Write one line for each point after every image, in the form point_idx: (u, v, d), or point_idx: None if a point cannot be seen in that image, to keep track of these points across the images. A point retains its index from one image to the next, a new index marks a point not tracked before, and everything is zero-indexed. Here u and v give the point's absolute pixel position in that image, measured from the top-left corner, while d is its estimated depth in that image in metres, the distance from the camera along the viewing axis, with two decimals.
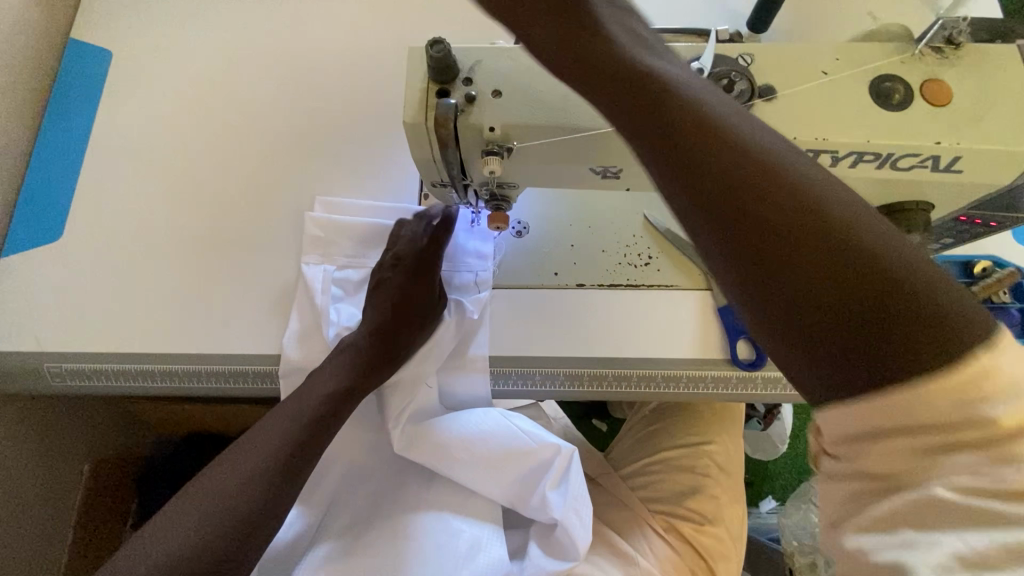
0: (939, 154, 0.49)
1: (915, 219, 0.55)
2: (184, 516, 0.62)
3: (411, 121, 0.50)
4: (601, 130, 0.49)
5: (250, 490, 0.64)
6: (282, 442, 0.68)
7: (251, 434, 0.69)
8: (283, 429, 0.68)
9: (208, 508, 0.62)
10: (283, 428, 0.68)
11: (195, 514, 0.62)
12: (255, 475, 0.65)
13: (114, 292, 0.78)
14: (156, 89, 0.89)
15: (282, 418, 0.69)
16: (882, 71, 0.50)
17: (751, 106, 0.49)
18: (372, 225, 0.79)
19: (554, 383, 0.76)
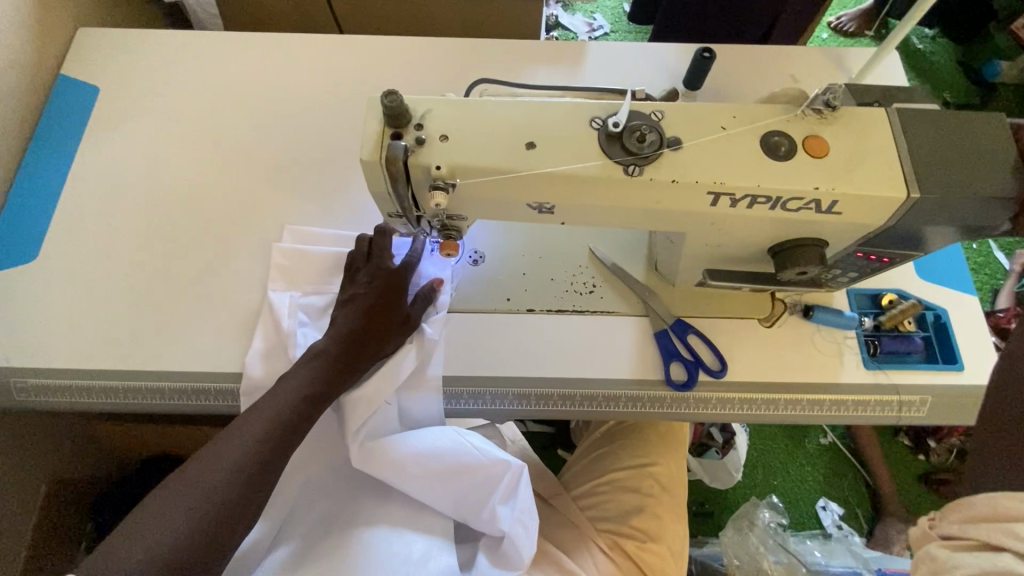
0: (818, 198, 0.58)
1: (810, 254, 0.66)
2: (160, 515, 0.59)
3: (368, 160, 0.57)
4: (533, 171, 0.57)
5: (230, 488, 0.62)
6: (253, 443, 0.65)
7: (226, 432, 0.66)
8: (254, 431, 0.66)
9: (186, 506, 0.60)
10: (254, 431, 0.66)
11: (170, 513, 0.59)
12: (235, 471, 0.63)
13: (86, 311, 0.82)
14: (140, 122, 0.95)
15: (260, 415, 0.67)
16: (772, 128, 0.60)
17: (661, 153, 0.57)
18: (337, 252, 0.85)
19: (503, 402, 0.81)
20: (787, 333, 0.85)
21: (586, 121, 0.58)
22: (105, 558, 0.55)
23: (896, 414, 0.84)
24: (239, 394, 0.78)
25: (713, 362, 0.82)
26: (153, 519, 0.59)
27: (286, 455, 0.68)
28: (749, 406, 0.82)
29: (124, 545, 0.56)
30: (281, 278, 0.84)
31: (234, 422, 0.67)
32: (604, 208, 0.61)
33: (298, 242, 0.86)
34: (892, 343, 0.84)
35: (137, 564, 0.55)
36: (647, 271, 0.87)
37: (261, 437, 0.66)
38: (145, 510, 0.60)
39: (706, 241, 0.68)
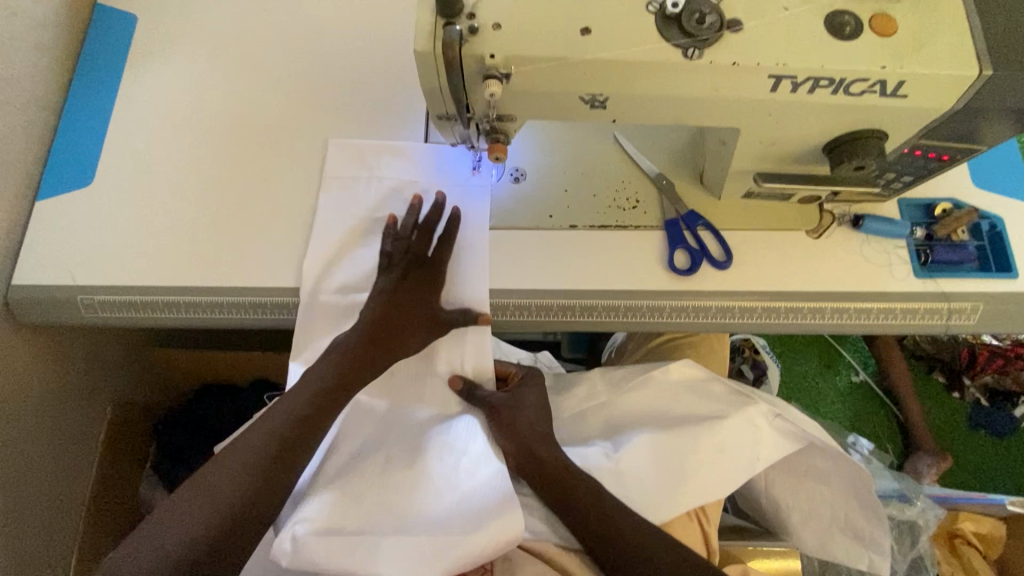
0: (884, 78, 0.56)
1: (868, 146, 0.63)
2: (184, 514, 0.68)
3: (421, 50, 0.56)
4: (589, 57, 0.56)
5: (256, 497, 0.70)
6: (223, 487, 0.69)
7: (218, 463, 0.72)
8: (232, 468, 0.71)
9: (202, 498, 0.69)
10: (231, 468, 0.71)
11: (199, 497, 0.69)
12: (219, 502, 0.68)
13: (143, 232, 0.85)
14: (180, 49, 0.95)
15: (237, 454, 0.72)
16: (836, 7, 0.57)
17: (720, 35, 0.56)
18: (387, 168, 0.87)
19: (548, 313, 0.82)
20: (835, 243, 0.84)
21: (643, 4, 0.57)
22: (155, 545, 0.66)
23: (944, 322, 0.82)
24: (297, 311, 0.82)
25: (719, 255, 0.83)
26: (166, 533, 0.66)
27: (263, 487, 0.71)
28: (794, 316, 0.82)
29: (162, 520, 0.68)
30: (332, 197, 0.86)
31: (222, 455, 0.72)
32: (659, 99, 0.60)
33: (346, 153, 0.88)
34: (945, 252, 0.82)
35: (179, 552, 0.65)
36: (690, 185, 0.86)
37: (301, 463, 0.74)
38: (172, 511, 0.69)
39: (759, 137, 0.67)
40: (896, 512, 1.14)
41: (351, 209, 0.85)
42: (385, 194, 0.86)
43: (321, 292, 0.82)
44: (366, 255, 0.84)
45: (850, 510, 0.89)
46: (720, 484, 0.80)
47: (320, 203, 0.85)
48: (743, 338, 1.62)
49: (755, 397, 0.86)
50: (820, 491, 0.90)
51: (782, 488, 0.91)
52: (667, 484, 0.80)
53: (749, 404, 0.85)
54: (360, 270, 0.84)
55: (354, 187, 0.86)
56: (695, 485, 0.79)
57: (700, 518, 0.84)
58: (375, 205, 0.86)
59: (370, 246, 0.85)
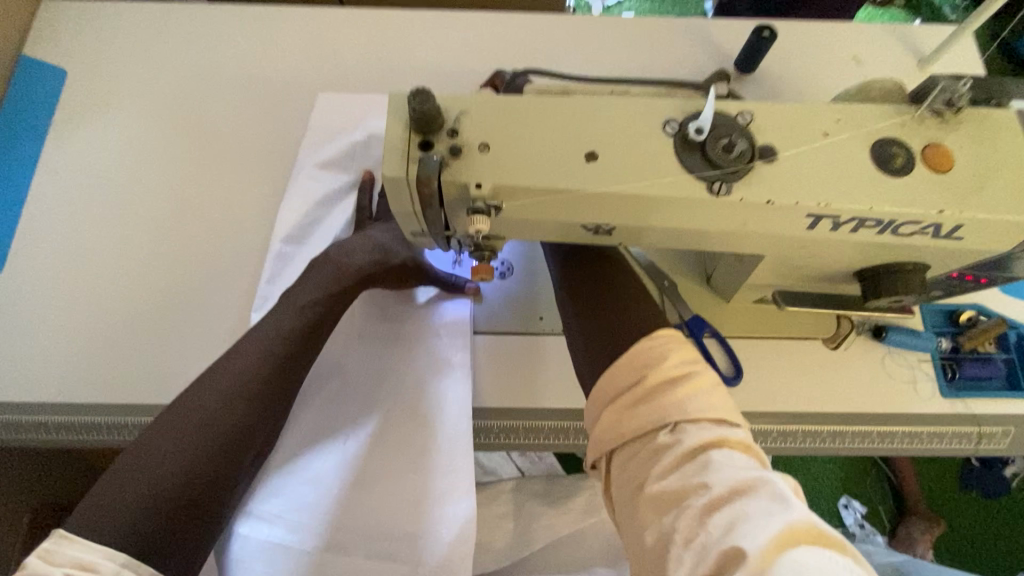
0: (940, 222, 0.47)
1: (910, 281, 0.55)
2: (167, 434, 0.54)
3: (391, 175, 0.46)
4: (594, 189, 0.46)
5: (257, 423, 0.59)
6: (219, 404, 0.57)
7: (206, 379, 0.59)
8: (229, 385, 0.58)
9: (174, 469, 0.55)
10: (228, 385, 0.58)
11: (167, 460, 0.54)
12: (216, 417, 0.56)
13: (61, 334, 0.72)
14: (120, 116, 0.84)
15: (235, 367, 0.60)
16: (882, 134, 0.48)
17: (751, 168, 0.47)
18: (372, 122, 0.83)
19: (539, 436, 0.72)
20: (855, 356, 0.76)
21: (658, 125, 0.48)
22: (128, 473, 0.51)
23: (974, 446, 0.75)
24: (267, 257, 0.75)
25: (728, 369, 0.75)
26: (148, 455, 0.53)
27: (269, 409, 0.60)
28: (812, 439, 0.74)
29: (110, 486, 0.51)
30: (312, 146, 0.81)
31: (210, 369, 0.60)
32: (675, 232, 0.50)
33: (329, 103, 0.83)
34: (974, 368, 0.75)
35: (165, 477, 0.52)
36: (696, 285, 0.77)
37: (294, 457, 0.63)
38: (152, 434, 0.54)
39: (783, 262, 0.58)
40: None
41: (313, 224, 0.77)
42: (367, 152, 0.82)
43: (297, 240, 0.76)
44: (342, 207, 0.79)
45: None
46: None
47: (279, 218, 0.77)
48: None
49: None
50: None
51: None
52: None
53: None
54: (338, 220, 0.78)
55: (315, 196, 0.78)
56: None
57: None
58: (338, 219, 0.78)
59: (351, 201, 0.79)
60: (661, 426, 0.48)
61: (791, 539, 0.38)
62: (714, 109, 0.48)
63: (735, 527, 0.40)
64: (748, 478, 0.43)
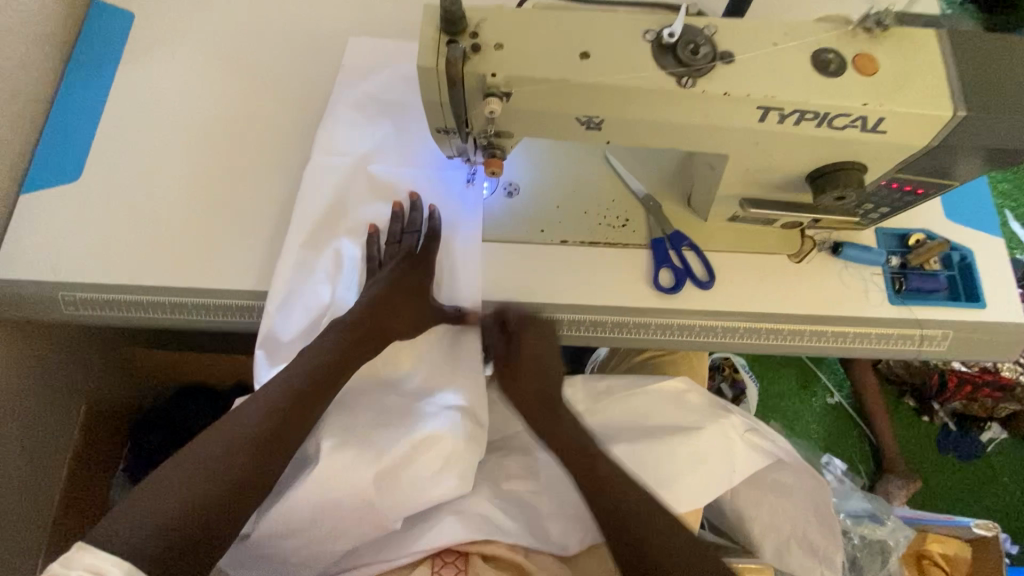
0: (865, 114, 0.59)
1: (849, 177, 0.66)
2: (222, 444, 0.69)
3: (425, 66, 0.58)
4: (586, 81, 0.58)
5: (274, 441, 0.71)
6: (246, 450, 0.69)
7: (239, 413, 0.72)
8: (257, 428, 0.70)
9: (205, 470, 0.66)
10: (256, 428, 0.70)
11: (245, 429, 0.70)
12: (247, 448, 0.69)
13: (130, 229, 0.84)
14: (180, 50, 0.96)
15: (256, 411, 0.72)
16: (822, 45, 0.60)
17: (713, 67, 0.58)
18: (396, 63, 0.95)
19: (538, 327, 0.84)
20: (815, 268, 0.87)
21: (640, 33, 0.59)
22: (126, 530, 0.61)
23: (916, 347, 0.85)
24: (306, 168, 0.87)
25: (702, 275, 0.86)
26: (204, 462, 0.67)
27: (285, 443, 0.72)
28: (775, 336, 0.85)
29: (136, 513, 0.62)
30: (346, 79, 0.93)
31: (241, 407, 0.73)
32: (652, 124, 0.62)
33: (363, 45, 0.95)
34: (919, 280, 0.86)
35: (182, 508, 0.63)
36: (679, 206, 0.89)
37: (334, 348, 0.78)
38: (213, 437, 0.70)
39: (746, 164, 0.69)
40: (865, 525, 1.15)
41: (347, 138, 0.90)
42: (395, 86, 0.94)
43: (328, 155, 0.88)
44: (368, 131, 0.91)
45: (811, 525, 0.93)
46: (696, 496, 0.82)
47: (321, 130, 0.89)
48: (723, 358, 1.63)
49: (729, 411, 0.89)
50: (785, 506, 0.94)
51: (751, 501, 0.94)
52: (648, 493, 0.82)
53: (722, 417, 0.88)
54: (367, 143, 0.90)
55: (352, 115, 0.91)
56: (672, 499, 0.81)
57: None
58: (370, 136, 0.90)
59: (376, 126, 0.91)
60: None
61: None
62: (685, 21, 0.59)
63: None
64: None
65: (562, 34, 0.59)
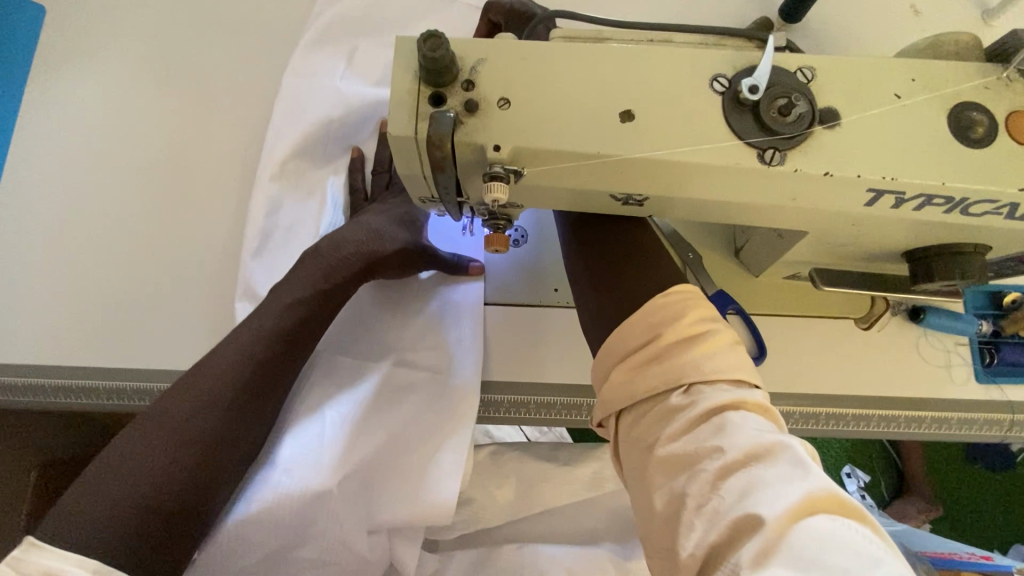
0: (1020, 202, 0.42)
1: (970, 264, 0.50)
2: (184, 398, 0.52)
3: (398, 133, 0.41)
4: (628, 154, 0.41)
5: (254, 390, 0.56)
6: (221, 401, 0.53)
7: (205, 360, 0.56)
8: (231, 371, 0.55)
9: (186, 432, 0.51)
10: (230, 370, 0.55)
11: (217, 375, 0.54)
12: (222, 396, 0.53)
13: (52, 293, 0.69)
14: (102, 58, 0.77)
15: (229, 352, 0.56)
16: (962, 97, 0.42)
17: (810, 134, 0.41)
18: None
19: (550, 413, 0.69)
20: (888, 337, 0.72)
21: (705, 81, 0.42)
22: (70, 508, 0.45)
23: (1003, 434, 0.71)
24: (277, 97, 0.75)
25: (752, 347, 0.69)
26: (163, 425, 0.51)
27: (273, 391, 0.58)
28: (838, 423, 0.70)
29: (91, 492, 0.46)
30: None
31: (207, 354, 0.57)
32: (715, 205, 0.45)
33: None
34: (1012, 353, 0.71)
35: (145, 485, 0.47)
36: (723, 258, 0.72)
37: (304, 293, 0.61)
38: (171, 394, 0.53)
39: (830, 239, 0.53)
40: None
41: (323, 65, 0.76)
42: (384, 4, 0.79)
43: (302, 84, 0.76)
44: (350, 60, 0.77)
45: None
46: None
47: (291, 55, 0.77)
48: None
49: None
50: None
51: None
52: None
53: None
54: (349, 70, 0.77)
55: (334, 38, 0.77)
56: None
57: None
58: (352, 64, 0.77)
59: (360, 51, 0.78)
60: (671, 384, 0.43)
61: (808, 508, 0.35)
62: (770, 64, 0.41)
63: (748, 490, 0.36)
64: (764, 439, 0.39)
65: (594, 84, 0.41)
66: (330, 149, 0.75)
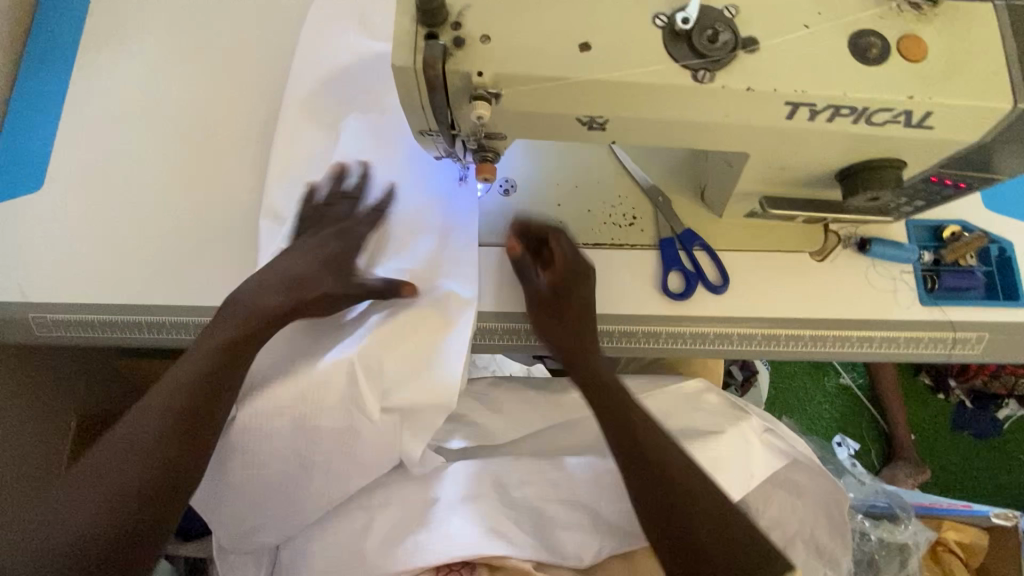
0: (910, 108, 0.51)
1: (885, 177, 0.59)
2: (146, 416, 0.64)
3: (400, 63, 0.50)
4: (587, 76, 0.50)
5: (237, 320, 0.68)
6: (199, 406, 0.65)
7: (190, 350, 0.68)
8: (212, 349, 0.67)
9: (131, 451, 0.63)
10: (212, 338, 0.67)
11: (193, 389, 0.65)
12: (189, 404, 0.65)
13: (98, 242, 0.78)
14: (139, 43, 0.88)
15: (201, 362, 0.67)
16: (860, 26, 0.51)
17: (734, 57, 0.50)
18: None
19: (537, 338, 0.78)
20: (841, 266, 0.80)
21: (648, 17, 0.51)
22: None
23: (947, 352, 0.79)
24: (297, 51, 0.86)
25: (716, 278, 0.79)
26: (105, 452, 0.63)
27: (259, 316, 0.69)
28: (795, 343, 0.78)
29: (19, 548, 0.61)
30: None
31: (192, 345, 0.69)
32: (664, 123, 0.54)
33: None
34: (953, 278, 0.79)
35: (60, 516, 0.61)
36: (690, 201, 0.81)
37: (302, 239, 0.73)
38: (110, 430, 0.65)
39: (770, 161, 0.62)
40: (885, 531, 1.07)
41: (339, 23, 0.87)
42: None
43: (319, 39, 0.86)
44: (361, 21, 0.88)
45: (815, 527, 0.91)
46: None
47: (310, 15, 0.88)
48: None
49: (747, 412, 0.86)
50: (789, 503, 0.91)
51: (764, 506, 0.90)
52: None
53: (742, 419, 0.85)
54: (360, 27, 0.87)
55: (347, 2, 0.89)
56: None
57: None
58: (362, 22, 0.88)
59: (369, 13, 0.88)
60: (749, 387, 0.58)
61: None
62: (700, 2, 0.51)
63: None
64: None
65: (558, 22, 0.51)
66: (343, 94, 0.85)
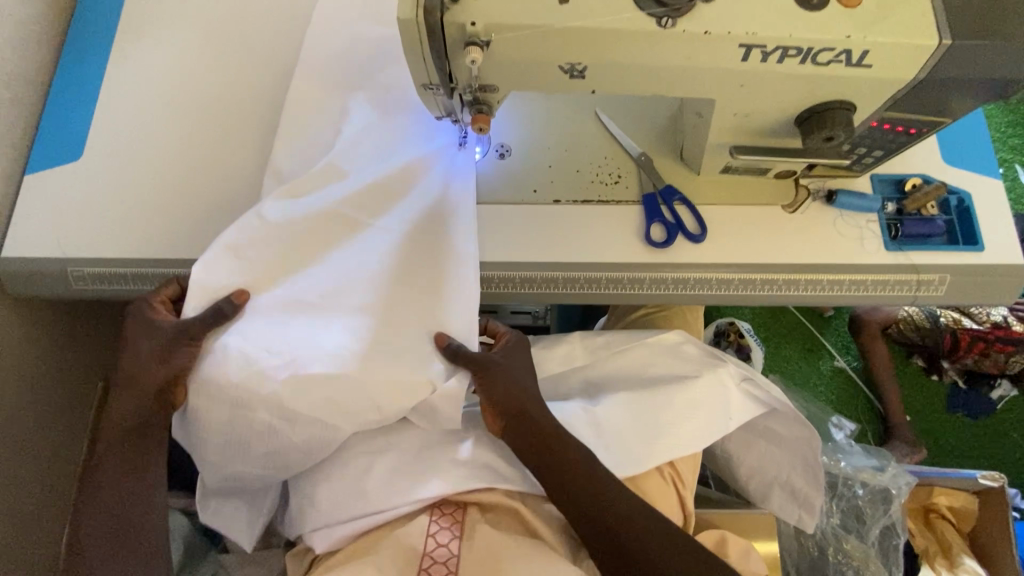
0: (847, 47, 0.58)
1: (837, 117, 0.65)
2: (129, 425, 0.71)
3: (404, 17, 0.58)
4: (566, 24, 0.58)
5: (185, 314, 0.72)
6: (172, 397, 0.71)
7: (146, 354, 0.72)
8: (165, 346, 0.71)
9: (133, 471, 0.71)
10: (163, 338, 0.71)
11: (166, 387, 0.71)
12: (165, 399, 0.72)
13: (129, 203, 0.86)
14: (168, 29, 0.97)
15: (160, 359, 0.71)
16: None
17: (693, 5, 0.58)
18: None
19: (530, 286, 0.86)
20: (810, 217, 0.87)
21: None
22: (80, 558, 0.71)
23: (912, 293, 0.86)
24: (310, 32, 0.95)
25: (694, 229, 0.86)
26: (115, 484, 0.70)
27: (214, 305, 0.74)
28: (769, 286, 0.85)
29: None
30: None
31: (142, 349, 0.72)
32: (635, 68, 0.62)
33: None
34: (914, 226, 0.85)
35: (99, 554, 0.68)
36: (669, 159, 0.88)
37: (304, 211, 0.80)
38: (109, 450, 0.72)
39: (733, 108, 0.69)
40: (867, 477, 1.15)
41: (347, 10, 0.97)
42: None
43: (330, 23, 0.95)
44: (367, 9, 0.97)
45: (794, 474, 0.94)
46: (692, 440, 0.83)
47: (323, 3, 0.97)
48: (728, 323, 1.62)
49: (727, 360, 0.89)
50: (773, 451, 0.94)
51: (749, 452, 0.95)
52: (644, 438, 0.82)
53: (720, 367, 0.88)
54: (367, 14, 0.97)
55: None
56: (667, 447, 0.82)
57: (677, 481, 0.85)
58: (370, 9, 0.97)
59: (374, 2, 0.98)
60: None
61: None
62: None
63: None
64: None
65: None
66: (350, 69, 0.93)
